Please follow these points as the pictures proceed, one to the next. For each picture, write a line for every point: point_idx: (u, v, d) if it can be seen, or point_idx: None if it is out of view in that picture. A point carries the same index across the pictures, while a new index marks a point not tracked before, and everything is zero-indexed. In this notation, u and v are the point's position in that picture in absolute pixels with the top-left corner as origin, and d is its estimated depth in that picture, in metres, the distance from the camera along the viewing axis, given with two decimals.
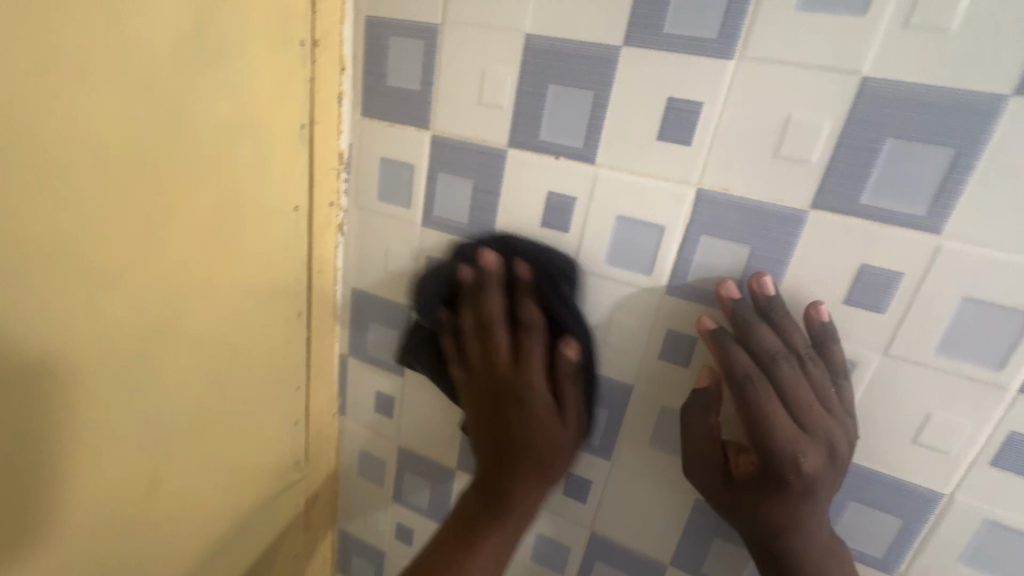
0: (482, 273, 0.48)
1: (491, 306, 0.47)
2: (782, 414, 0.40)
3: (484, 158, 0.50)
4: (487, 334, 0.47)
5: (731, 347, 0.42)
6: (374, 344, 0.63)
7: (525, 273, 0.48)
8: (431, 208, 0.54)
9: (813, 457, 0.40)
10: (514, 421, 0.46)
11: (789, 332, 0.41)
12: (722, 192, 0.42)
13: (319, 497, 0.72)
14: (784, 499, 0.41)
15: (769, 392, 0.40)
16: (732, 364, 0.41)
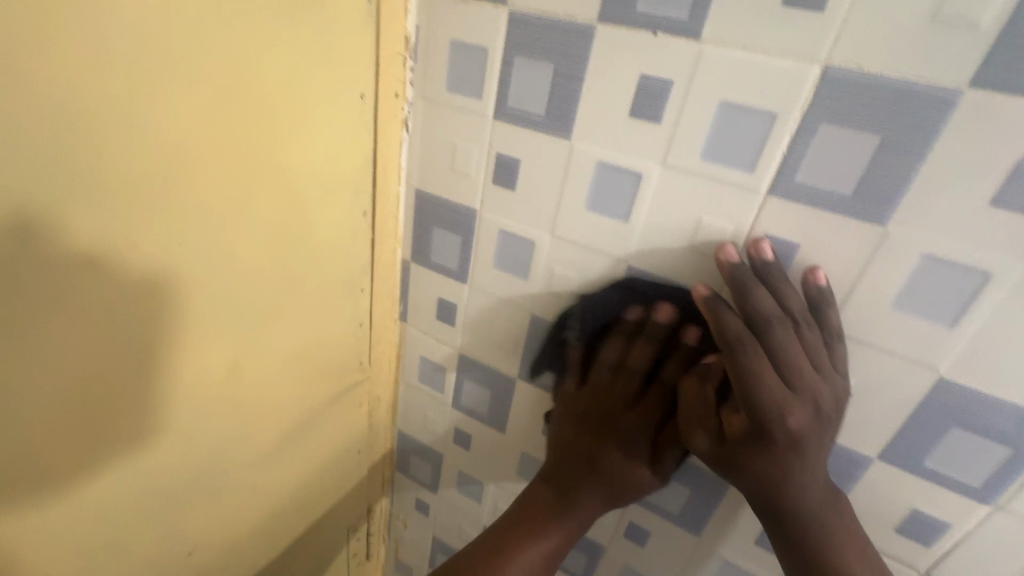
0: (654, 325, 0.50)
1: (635, 352, 0.52)
2: (768, 374, 0.41)
3: (568, 38, 0.45)
4: (626, 374, 0.52)
5: (723, 312, 0.43)
6: (437, 250, 0.62)
7: (694, 338, 0.50)
8: (505, 98, 0.50)
9: (800, 414, 0.41)
10: (606, 461, 0.52)
11: (785, 295, 0.42)
12: (854, 69, 0.36)
13: (381, 399, 0.75)
14: (773, 455, 0.42)
15: (756, 354, 0.41)
16: (721, 329, 0.42)
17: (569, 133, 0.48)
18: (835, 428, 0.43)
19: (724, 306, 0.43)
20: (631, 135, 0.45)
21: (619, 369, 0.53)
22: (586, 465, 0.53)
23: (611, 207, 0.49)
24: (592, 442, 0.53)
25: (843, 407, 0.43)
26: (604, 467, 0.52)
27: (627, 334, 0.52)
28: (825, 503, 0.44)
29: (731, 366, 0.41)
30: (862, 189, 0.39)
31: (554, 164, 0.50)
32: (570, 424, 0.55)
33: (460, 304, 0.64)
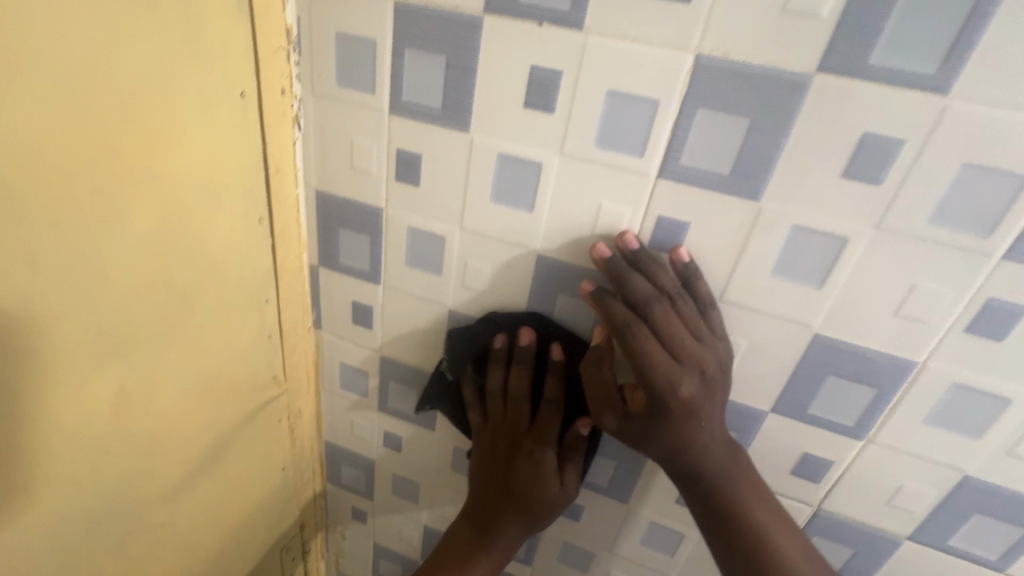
0: (501, 381, 0.58)
1: (512, 381, 0.57)
2: (655, 350, 0.44)
3: (457, 29, 0.44)
4: (513, 400, 0.57)
5: (609, 300, 0.45)
6: (346, 252, 0.60)
7: (558, 353, 0.54)
8: (399, 92, 0.48)
9: (688, 383, 0.45)
10: (517, 475, 0.57)
11: (659, 274, 0.45)
12: (723, 58, 0.39)
13: (302, 411, 0.71)
14: (670, 423, 0.46)
15: (641, 333, 0.44)
16: (608, 316, 0.45)
17: (468, 126, 0.48)
18: (725, 389, 0.47)
19: (606, 296, 0.46)
20: (528, 125, 0.46)
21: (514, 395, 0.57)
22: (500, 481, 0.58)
23: (515, 198, 0.49)
24: (503, 470, 0.58)
25: (727, 368, 0.47)
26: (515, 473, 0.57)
27: (503, 361, 0.57)
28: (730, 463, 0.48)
29: (624, 347, 0.45)
30: (737, 169, 0.42)
31: (455, 157, 0.50)
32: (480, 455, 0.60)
33: (376, 306, 0.62)
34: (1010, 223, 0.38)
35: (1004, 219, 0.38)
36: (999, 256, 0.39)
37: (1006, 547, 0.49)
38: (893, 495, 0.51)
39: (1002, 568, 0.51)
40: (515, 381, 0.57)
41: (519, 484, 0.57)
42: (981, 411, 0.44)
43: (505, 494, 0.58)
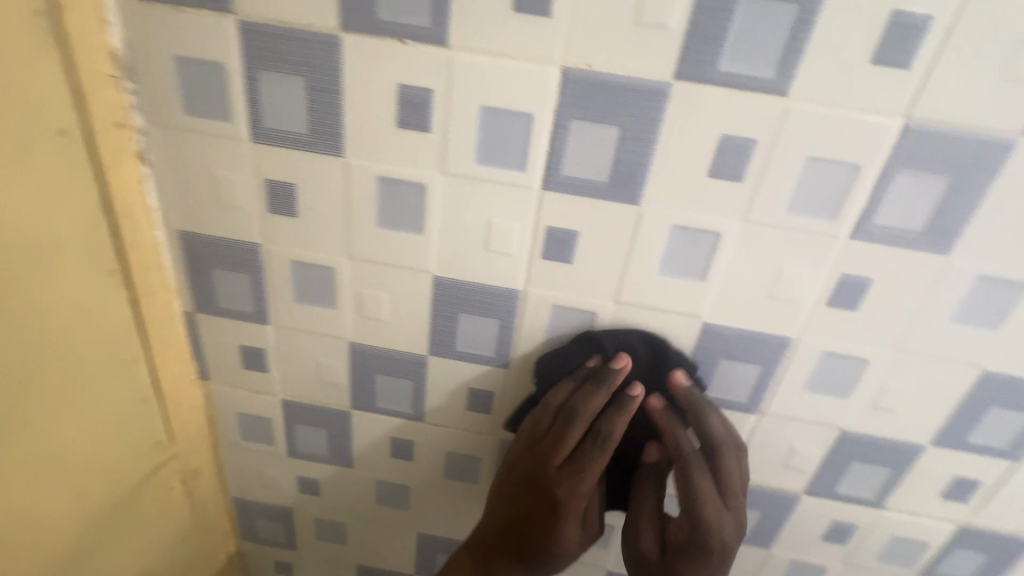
0: (557, 411, 0.51)
1: (620, 420, 0.50)
2: (711, 461, 0.49)
3: (314, 49, 0.41)
4: (567, 432, 0.50)
5: (708, 417, 0.49)
6: (225, 294, 0.54)
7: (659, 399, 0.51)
8: (259, 118, 0.44)
9: (725, 518, 0.49)
10: (536, 518, 0.52)
11: (739, 447, 0.51)
12: (587, 70, 0.39)
13: (199, 471, 0.64)
14: (703, 540, 0.48)
15: (710, 457, 0.49)
16: (712, 432, 0.49)
17: (341, 150, 0.45)
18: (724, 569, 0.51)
19: (699, 413, 0.49)
20: (406, 145, 0.44)
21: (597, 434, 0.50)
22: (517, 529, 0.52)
23: (404, 221, 0.47)
24: (540, 507, 0.51)
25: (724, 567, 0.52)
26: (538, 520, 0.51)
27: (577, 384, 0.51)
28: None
29: (703, 466, 0.49)
30: (615, 175, 0.43)
31: (332, 183, 0.46)
32: (507, 489, 0.53)
33: (268, 348, 0.57)
34: (850, 208, 0.42)
35: (847, 203, 0.42)
36: (846, 236, 0.43)
37: (882, 486, 0.56)
38: (788, 458, 0.56)
39: (880, 504, 0.57)
40: (621, 426, 0.50)
41: (547, 527, 0.51)
42: (848, 373, 0.49)
43: (535, 530, 0.52)
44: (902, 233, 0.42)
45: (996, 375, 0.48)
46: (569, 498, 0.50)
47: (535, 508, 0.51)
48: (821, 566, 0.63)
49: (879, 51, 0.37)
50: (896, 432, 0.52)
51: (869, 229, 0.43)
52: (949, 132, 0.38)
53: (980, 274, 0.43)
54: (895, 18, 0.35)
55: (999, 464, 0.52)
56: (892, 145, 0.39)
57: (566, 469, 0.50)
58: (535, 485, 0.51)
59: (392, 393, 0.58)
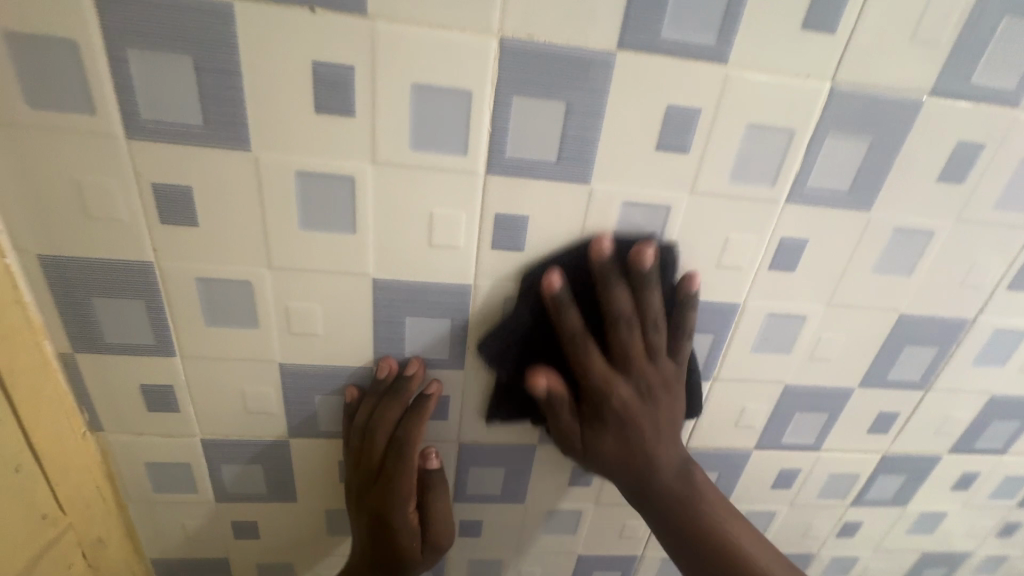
0: (361, 417, 0.49)
1: (417, 426, 0.49)
2: (658, 332, 0.46)
3: (196, 19, 0.34)
4: (375, 437, 0.48)
5: (619, 285, 0.44)
6: (111, 327, 0.45)
7: (558, 282, 0.44)
8: (135, 108, 0.36)
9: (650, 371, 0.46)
10: (369, 511, 0.51)
11: (617, 295, 0.44)
12: (528, 40, 0.36)
13: (105, 540, 0.53)
14: (626, 433, 0.47)
15: (631, 325, 0.45)
16: (587, 315, 0.45)
17: (248, 143, 0.38)
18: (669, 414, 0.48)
19: (633, 281, 0.44)
20: (326, 133, 0.38)
21: (400, 440, 0.49)
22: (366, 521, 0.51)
23: (331, 220, 0.41)
24: (373, 519, 0.51)
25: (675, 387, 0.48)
26: (371, 515, 0.51)
27: (375, 395, 0.49)
28: (682, 484, 0.48)
29: (597, 354, 0.46)
30: (563, 155, 0.41)
31: (238, 182, 0.39)
32: (350, 499, 0.52)
33: (177, 383, 0.48)
34: (787, 172, 0.43)
35: (783, 169, 0.43)
36: (783, 200, 0.44)
37: (820, 430, 0.60)
38: (740, 417, 0.58)
39: (819, 447, 0.61)
40: (381, 437, 0.48)
41: (384, 523, 0.50)
42: (789, 331, 0.52)
43: (377, 526, 0.51)
44: (832, 193, 0.45)
45: (907, 317, 0.52)
46: (397, 504, 0.50)
47: (375, 523, 0.51)
48: (771, 513, 0.67)
49: (807, 16, 0.37)
50: (831, 379, 0.56)
51: (803, 191, 0.44)
52: (869, 93, 0.40)
53: (895, 226, 0.47)
54: None
55: (913, 394, 0.58)
56: (820, 108, 0.41)
57: (382, 478, 0.50)
58: (365, 496, 0.51)
59: (335, 414, 0.52)
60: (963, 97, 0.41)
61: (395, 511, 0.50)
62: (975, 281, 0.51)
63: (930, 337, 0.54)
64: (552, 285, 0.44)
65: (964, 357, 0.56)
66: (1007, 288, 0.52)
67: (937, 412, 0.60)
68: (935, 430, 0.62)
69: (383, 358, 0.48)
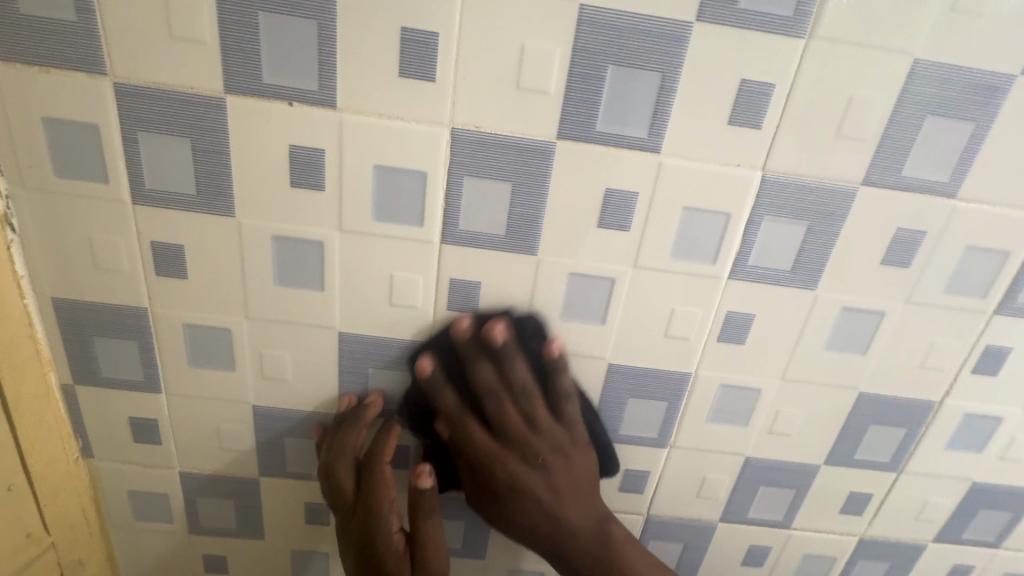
0: (327, 446, 0.50)
1: (387, 443, 0.50)
2: (539, 405, 0.48)
3: (196, 110, 0.40)
4: (343, 457, 0.49)
5: (516, 360, 0.47)
6: (107, 363, 0.50)
7: (467, 327, 0.47)
8: (141, 179, 0.42)
9: (558, 434, 0.49)
10: (357, 534, 0.48)
11: (511, 366, 0.47)
12: (476, 131, 0.41)
13: (85, 562, 0.57)
14: (523, 495, 0.48)
15: (510, 396, 0.48)
16: (501, 371, 0.47)
17: (232, 210, 0.44)
18: (580, 471, 0.49)
19: (525, 344, 0.48)
20: (300, 204, 0.43)
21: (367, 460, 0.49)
22: (357, 549, 0.48)
23: (303, 279, 0.46)
24: (358, 547, 0.48)
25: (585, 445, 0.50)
26: (359, 539, 0.48)
27: (337, 424, 0.51)
28: (596, 544, 0.48)
29: (511, 406, 0.48)
30: (511, 229, 0.44)
31: (224, 243, 0.45)
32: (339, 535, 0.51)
33: (162, 417, 0.52)
34: (726, 251, 0.45)
35: (722, 249, 0.45)
36: (725, 277, 0.46)
37: (788, 507, 0.59)
38: (701, 487, 0.57)
39: (790, 525, 0.60)
40: (347, 454, 0.49)
41: (371, 545, 0.48)
42: (744, 402, 0.52)
43: (364, 550, 0.48)
44: (774, 272, 0.46)
45: (868, 396, 0.52)
46: (377, 523, 0.48)
47: (362, 548, 0.48)
48: None
49: (732, 114, 0.41)
50: (794, 454, 0.55)
51: (745, 270, 0.46)
52: (800, 182, 0.43)
53: (842, 306, 0.48)
54: (743, 86, 0.40)
55: (885, 476, 0.57)
56: (753, 195, 0.43)
57: (359, 504, 0.49)
58: (350, 522, 0.49)
59: (303, 456, 0.55)
60: (896, 188, 0.43)
61: (376, 530, 0.48)
62: (935, 363, 0.50)
63: (895, 418, 0.53)
64: (459, 329, 0.47)
65: (935, 440, 0.54)
66: (971, 373, 0.51)
67: (914, 496, 0.58)
68: (914, 516, 0.59)
69: (342, 395, 0.52)
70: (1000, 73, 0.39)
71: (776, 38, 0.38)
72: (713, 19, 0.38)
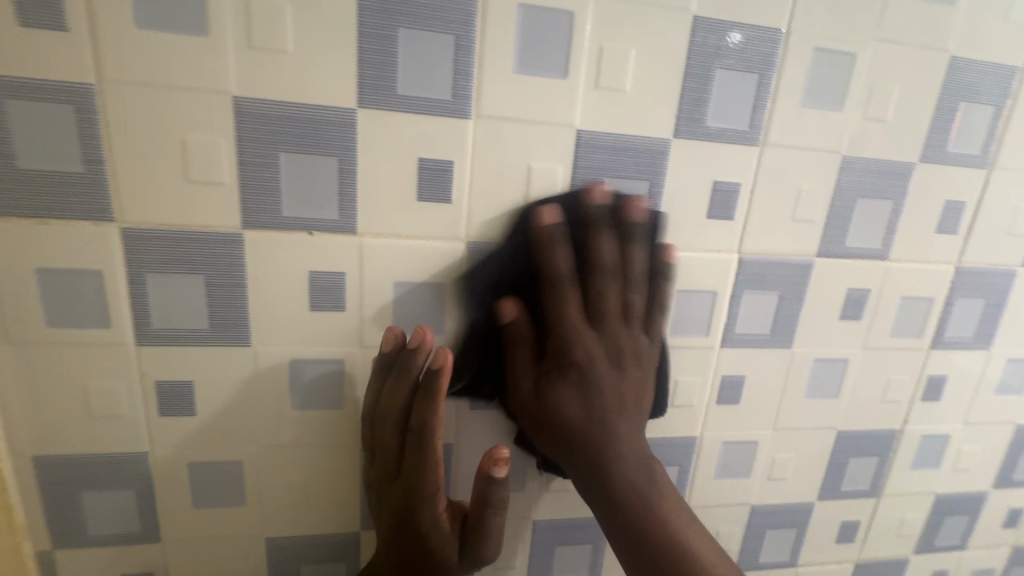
0: (372, 395, 0.43)
1: (433, 410, 0.41)
2: (615, 301, 0.42)
3: (211, 247, 0.40)
4: (390, 405, 0.42)
5: (604, 234, 0.41)
6: (96, 519, 0.45)
7: (552, 217, 0.41)
8: (148, 320, 0.41)
9: (625, 339, 0.42)
10: (394, 507, 0.43)
11: (597, 246, 0.41)
12: (490, 242, 0.44)
13: None
14: (579, 403, 0.41)
15: (615, 277, 0.42)
16: (612, 249, 0.41)
17: (248, 339, 0.43)
18: (635, 383, 0.43)
19: (621, 235, 0.42)
20: (319, 326, 0.44)
21: (413, 429, 0.41)
22: (393, 526, 0.43)
23: (323, 397, 0.46)
24: (394, 520, 0.43)
25: (647, 365, 0.43)
26: (397, 509, 0.43)
27: (382, 370, 0.43)
28: (643, 478, 0.41)
29: (572, 300, 0.41)
30: None
31: (237, 372, 0.43)
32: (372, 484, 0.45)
33: (159, 569, 0.48)
34: (716, 323, 0.51)
35: (713, 322, 0.51)
36: (717, 345, 0.52)
37: (792, 546, 0.63)
38: (716, 541, 0.60)
39: (796, 562, 0.64)
40: (394, 411, 0.42)
41: (413, 531, 0.43)
42: (745, 455, 0.57)
43: (403, 528, 0.43)
44: (757, 336, 0.52)
45: (845, 433, 0.59)
46: (423, 468, 0.42)
47: (398, 510, 0.43)
48: None
49: (710, 209, 0.47)
50: (791, 495, 0.60)
51: (733, 338, 0.52)
52: (769, 259, 0.50)
53: (815, 358, 0.55)
54: (716, 186, 0.46)
55: (868, 501, 0.63)
56: (733, 274, 0.50)
57: (401, 474, 0.43)
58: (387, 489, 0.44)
59: None
60: (843, 256, 0.51)
61: (417, 509, 0.42)
62: (893, 396, 0.58)
63: (869, 448, 0.60)
64: (546, 220, 0.40)
65: (903, 463, 0.62)
66: (921, 400, 0.59)
67: (893, 516, 0.65)
68: (895, 533, 0.66)
69: (364, 312, 0.44)
70: (906, 162, 0.49)
71: (738, 147, 0.46)
72: (687, 135, 0.44)
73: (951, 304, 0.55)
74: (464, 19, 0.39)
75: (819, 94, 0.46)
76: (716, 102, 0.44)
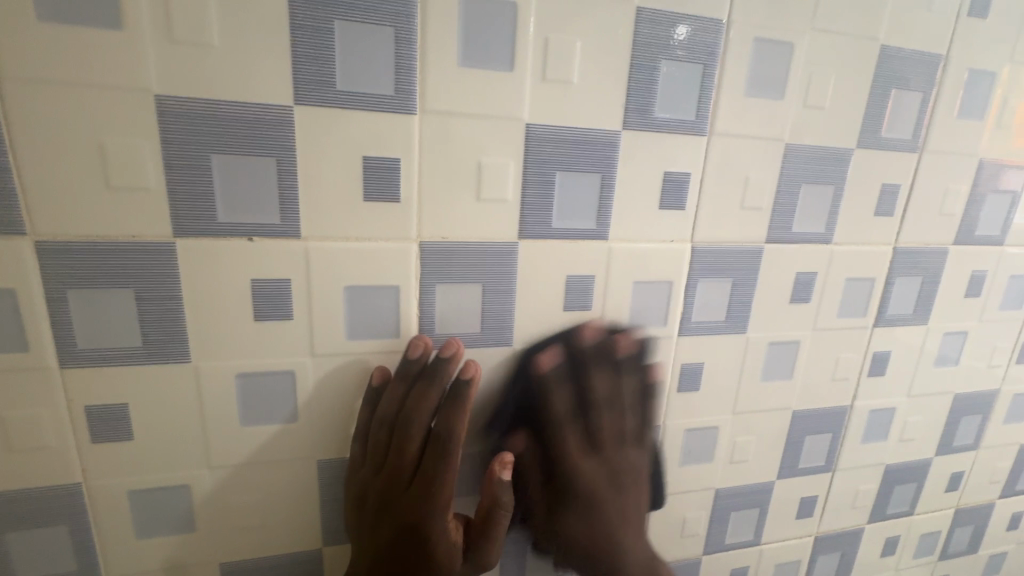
0: (394, 402, 0.42)
1: (462, 417, 0.42)
2: (632, 422, 0.48)
3: (140, 258, 0.37)
4: (420, 413, 0.42)
5: (598, 371, 0.47)
6: (25, 559, 0.41)
7: (550, 361, 0.46)
8: (72, 340, 0.38)
9: (628, 455, 0.48)
10: (401, 518, 0.42)
11: (596, 381, 0.46)
12: (443, 241, 0.43)
13: None
14: (586, 513, 0.47)
15: (603, 410, 0.47)
16: (613, 382, 0.47)
17: (187, 355, 0.40)
18: (635, 498, 0.48)
19: (614, 371, 0.47)
20: (265, 336, 0.41)
21: (439, 436, 0.41)
22: (395, 537, 0.42)
23: (274, 411, 0.43)
24: (398, 531, 0.42)
25: (641, 478, 0.48)
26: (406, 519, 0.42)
27: (411, 377, 0.43)
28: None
29: (573, 433, 0.46)
30: (485, 324, 0.46)
31: (178, 390, 0.41)
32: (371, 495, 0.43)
33: None
34: (674, 313, 0.51)
35: (670, 312, 0.51)
36: (675, 334, 0.52)
37: (756, 525, 0.64)
38: (684, 526, 0.61)
39: (760, 541, 0.65)
40: (423, 418, 0.42)
41: (419, 542, 0.42)
42: (707, 440, 0.58)
43: (411, 539, 0.42)
44: (713, 323, 0.53)
45: (800, 412, 0.61)
46: (445, 479, 0.42)
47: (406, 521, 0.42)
48: None
49: (662, 200, 0.47)
50: (753, 476, 0.62)
51: (690, 326, 0.52)
52: (721, 247, 0.51)
53: (769, 342, 0.56)
54: (667, 176, 0.47)
55: (824, 476, 0.65)
56: (688, 264, 0.50)
57: (416, 483, 0.42)
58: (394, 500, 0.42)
59: None
60: (791, 241, 0.53)
61: (429, 520, 0.42)
62: (843, 374, 0.60)
63: (823, 425, 0.62)
64: (584, 337, 0.47)
65: (854, 437, 0.64)
66: (868, 376, 0.62)
67: (848, 488, 0.67)
68: (850, 504, 0.68)
69: (313, 320, 0.42)
70: (844, 148, 0.51)
71: (686, 137, 0.46)
72: (636, 126, 0.45)
73: (891, 283, 0.58)
74: (403, 10, 0.37)
75: (761, 84, 0.47)
76: (662, 93, 0.44)
